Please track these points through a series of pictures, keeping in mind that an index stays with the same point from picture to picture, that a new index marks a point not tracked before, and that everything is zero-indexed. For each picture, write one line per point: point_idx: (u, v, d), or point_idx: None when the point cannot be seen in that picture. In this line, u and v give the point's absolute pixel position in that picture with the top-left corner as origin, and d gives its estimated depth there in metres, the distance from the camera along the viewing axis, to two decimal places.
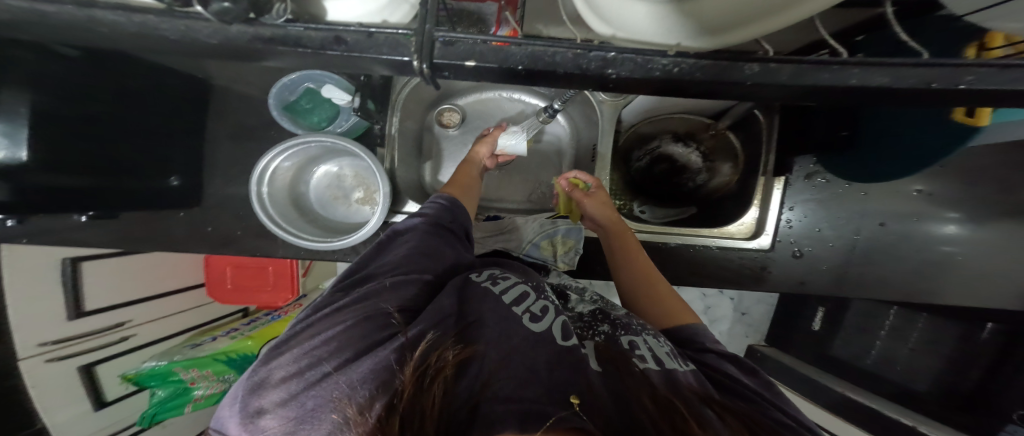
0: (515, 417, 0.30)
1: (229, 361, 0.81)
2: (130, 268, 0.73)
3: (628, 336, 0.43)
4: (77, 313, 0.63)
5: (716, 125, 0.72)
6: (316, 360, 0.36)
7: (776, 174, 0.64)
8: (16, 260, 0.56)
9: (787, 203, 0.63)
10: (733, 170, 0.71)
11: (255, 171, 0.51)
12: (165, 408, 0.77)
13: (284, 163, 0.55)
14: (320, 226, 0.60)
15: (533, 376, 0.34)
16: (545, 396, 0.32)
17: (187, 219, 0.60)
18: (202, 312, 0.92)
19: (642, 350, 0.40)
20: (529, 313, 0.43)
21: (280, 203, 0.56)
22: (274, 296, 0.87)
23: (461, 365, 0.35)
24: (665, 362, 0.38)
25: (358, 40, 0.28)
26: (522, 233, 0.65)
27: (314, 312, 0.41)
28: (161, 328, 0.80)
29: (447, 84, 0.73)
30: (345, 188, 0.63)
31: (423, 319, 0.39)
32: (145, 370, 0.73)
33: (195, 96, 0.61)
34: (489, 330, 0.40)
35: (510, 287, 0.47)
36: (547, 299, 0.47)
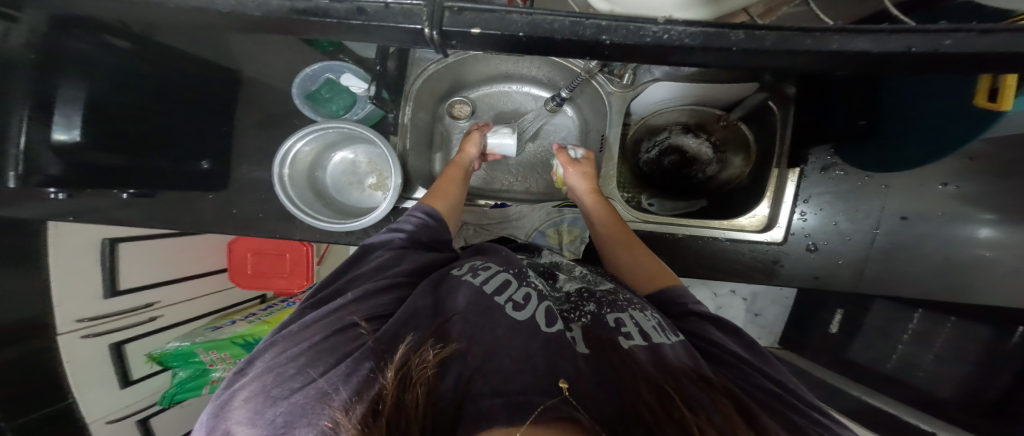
0: (503, 408, 0.29)
1: (246, 345, 0.82)
2: (165, 251, 0.79)
3: (615, 313, 0.44)
4: (112, 292, 0.69)
5: (729, 117, 0.71)
6: (287, 378, 0.34)
7: (791, 166, 0.62)
8: (64, 242, 0.63)
9: (801, 196, 0.62)
10: (744, 162, 0.72)
11: (279, 154, 0.54)
12: (184, 389, 0.79)
13: (305, 148, 0.58)
14: (337, 210, 0.63)
15: (519, 368, 0.34)
16: (533, 387, 0.32)
17: (213, 201, 0.63)
18: (224, 296, 0.95)
19: (628, 327, 0.42)
20: (511, 302, 0.43)
21: (300, 186, 0.59)
22: (290, 282, 0.90)
23: (443, 367, 0.34)
24: (651, 337, 0.40)
25: (377, 10, 0.30)
26: (529, 222, 0.69)
27: (280, 339, 0.40)
28: (187, 310, 0.85)
29: (459, 77, 0.75)
30: (359, 174, 0.66)
31: (394, 322, 0.39)
32: (169, 351, 0.76)
33: (225, 85, 0.65)
34: (467, 326, 0.39)
35: (492, 275, 0.48)
36: (531, 284, 0.48)
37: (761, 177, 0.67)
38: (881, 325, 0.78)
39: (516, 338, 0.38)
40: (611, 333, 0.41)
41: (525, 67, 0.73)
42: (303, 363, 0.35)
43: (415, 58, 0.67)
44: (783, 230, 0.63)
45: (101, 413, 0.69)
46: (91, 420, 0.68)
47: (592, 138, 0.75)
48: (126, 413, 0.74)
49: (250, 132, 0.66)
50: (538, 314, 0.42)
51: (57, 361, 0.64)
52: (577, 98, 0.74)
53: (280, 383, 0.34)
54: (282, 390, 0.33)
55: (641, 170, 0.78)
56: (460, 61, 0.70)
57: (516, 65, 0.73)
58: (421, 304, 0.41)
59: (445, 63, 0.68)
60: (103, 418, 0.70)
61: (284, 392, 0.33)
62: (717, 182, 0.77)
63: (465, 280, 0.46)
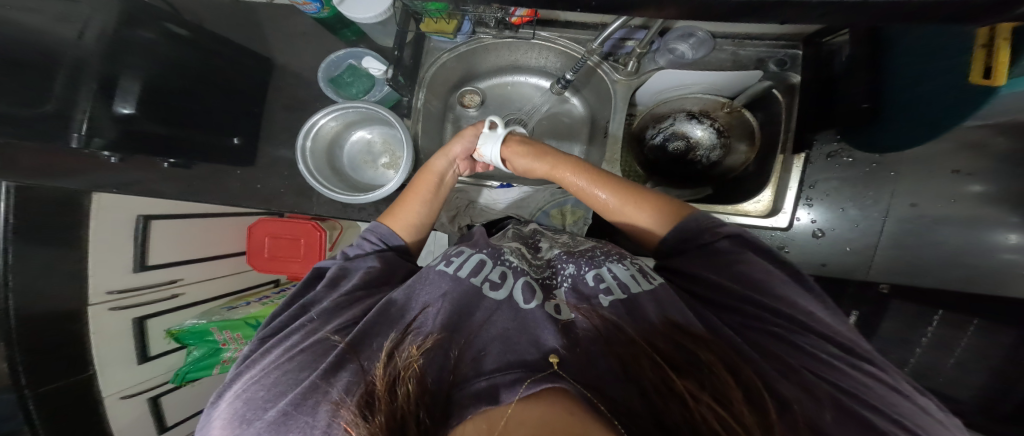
0: (492, 393, 0.32)
1: (258, 326, 0.83)
2: (190, 230, 0.79)
3: (593, 270, 0.49)
4: (141, 266, 0.69)
5: (733, 103, 0.71)
6: (263, 400, 0.37)
7: (795, 152, 0.62)
8: (103, 213, 0.63)
9: (808, 181, 0.64)
10: (749, 148, 0.72)
11: (303, 126, 0.59)
12: (196, 367, 0.80)
13: (329, 122, 0.63)
14: (351, 184, 0.67)
15: (506, 353, 0.38)
16: (518, 363, 0.36)
17: (242, 176, 0.69)
18: (241, 279, 0.95)
19: (608, 281, 0.47)
20: (488, 282, 0.47)
21: (319, 161, 0.63)
22: (303, 267, 0.89)
23: (427, 356, 0.38)
24: (629, 287, 0.45)
25: None
26: (533, 202, 0.74)
27: (244, 374, 0.42)
28: (207, 290, 0.85)
29: (471, 67, 0.78)
30: (374, 154, 0.70)
31: (361, 330, 0.41)
32: (186, 328, 0.76)
33: (260, 71, 0.70)
34: (436, 320, 0.42)
35: (466, 259, 0.50)
36: (506, 262, 0.50)
37: (767, 163, 0.67)
38: (895, 329, 0.66)
39: (495, 318, 0.43)
40: (593, 292, 0.46)
41: (533, 57, 0.76)
42: (279, 382, 0.38)
43: (430, 47, 0.71)
44: (787, 215, 0.64)
45: (117, 388, 0.70)
46: (107, 394, 0.68)
47: (597, 126, 0.77)
48: (140, 389, 0.74)
49: (279, 115, 0.72)
50: (517, 291, 0.46)
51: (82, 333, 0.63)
52: (584, 86, 0.76)
53: (254, 407, 0.37)
54: (257, 412, 0.36)
55: (646, 159, 0.78)
56: (472, 50, 0.72)
57: (524, 55, 0.75)
58: (390, 309, 0.44)
59: (457, 51, 0.71)
60: (118, 393, 0.70)
61: (260, 414, 0.36)
62: (721, 168, 0.76)
63: (437, 270, 0.48)
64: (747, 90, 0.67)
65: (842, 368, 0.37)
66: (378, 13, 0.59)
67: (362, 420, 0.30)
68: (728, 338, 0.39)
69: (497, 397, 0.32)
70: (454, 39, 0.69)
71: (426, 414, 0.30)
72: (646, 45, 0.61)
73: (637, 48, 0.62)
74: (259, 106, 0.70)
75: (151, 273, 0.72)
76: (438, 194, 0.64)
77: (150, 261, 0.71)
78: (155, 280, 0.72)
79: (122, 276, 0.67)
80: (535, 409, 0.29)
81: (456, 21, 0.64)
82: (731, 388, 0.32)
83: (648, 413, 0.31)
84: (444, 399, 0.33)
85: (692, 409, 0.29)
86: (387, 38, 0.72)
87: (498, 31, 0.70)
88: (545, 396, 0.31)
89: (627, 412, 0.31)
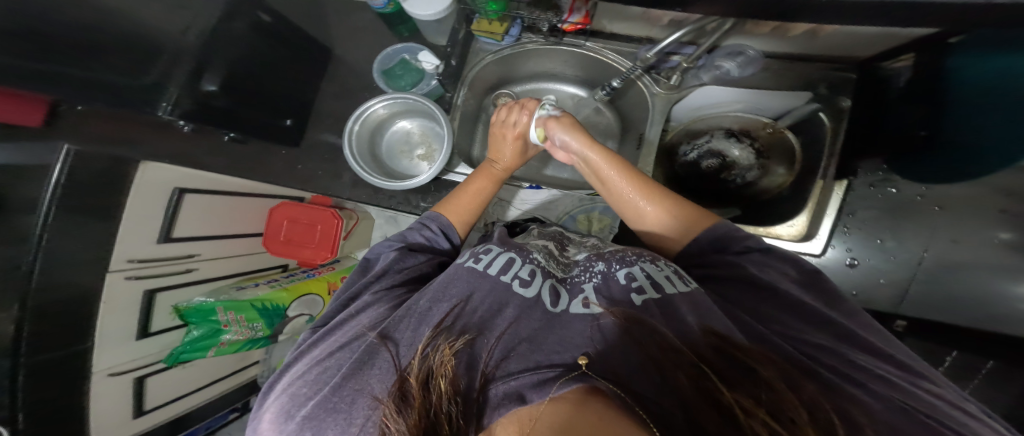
0: (515, 396, 0.33)
1: (263, 310, 0.79)
2: (220, 205, 0.76)
3: (625, 268, 0.48)
4: (167, 238, 0.66)
5: (776, 124, 0.67)
6: (304, 397, 0.37)
7: (837, 179, 0.62)
8: (145, 179, 0.60)
9: (848, 208, 0.63)
10: (787, 172, 0.69)
11: (356, 110, 0.61)
12: (192, 348, 0.74)
13: (380, 109, 0.65)
14: (386, 172, 0.68)
15: (537, 350, 0.38)
16: (548, 362, 0.36)
17: (287, 156, 0.72)
18: (255, 260, 0.92)
19: (640, 281, 0.45)
20: (517, 279, 0.46)
21: (363, 148, 0.65)
22: (315, 253, 0.90)
23: (457, 356, 0.37)
24: (663, 288, 0.44)
25: None
26: (561, 206, 0.75)
27: (294, 366, 0.43)
28: (221, 267, 0.81)
29: (510, 70, 0.79)
30: (411, 144, 0.71)
31: (398, 327, 0.41)
32: (192, 305, 0.72)
33: (317, 58, 0.73)
34: (464, 319, 0.42)
35: (495, 257, 0.50)
36: (534, 260, 0.50)
37: (802, 188, 0.66)
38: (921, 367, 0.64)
39: (524, 316, 0.42)
40: (624, 292, 0.44)
41: (572, 67, 0.78)
42: (318, 376, 0.39)
43: (475, 48, 0.72)
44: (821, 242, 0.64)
45: (107, 364, 0.61)
46: (96, 371, 0.60)
47: (629, 137, 0.78)
48: (130, 367, 0.66)
49: (328, 101, 0.75)
50: (544, 292, 0.45)
51: (93, 302, 0.57)
52: (619, 98, 0.77)
53: (297, 403, 0.37)
54: (298, 408, 0.37)
55: (676, 174, 0.76)
56: (515, 55, 0.74)
57: (563, 63, 0.76)
58: (421, 301, 0.44)
59: (501, 54, 0.72)
60: (107, 371, 0.62)
61: (302, 409, 0.37)
62: (755, 189, 0.73)
63: (465, 266, 0.48)
64: (793, 112, 0.65)
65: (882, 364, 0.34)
66: (437, 12, 0.60)
67: (399, 416, 0.30)
68: (772, 342, 0.37)
69: (524, 397, 0.33)
70: (501, 42, 0.71)
71: (455, 408, 0.31)
72: (693, 60, 0.61)
73: (683, 63, 0.62)
74: (312, 91, 0.73)
75: (173, 245, 0.67)
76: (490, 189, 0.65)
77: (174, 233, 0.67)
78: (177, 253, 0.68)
79: (147, 247, 0.62)
80: (564, 406, 0.30)
81: (507, 24, 0.66)
82: (790, 403, 0.28)
83: (689, 423, 0.29)
84: (474, 399, 0.34)
85: (741, 421, 0.27)
86: (438, 36, 0.74)
87: (546, 38, 0.71)
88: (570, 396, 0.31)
89: (664, 420, 0.30)
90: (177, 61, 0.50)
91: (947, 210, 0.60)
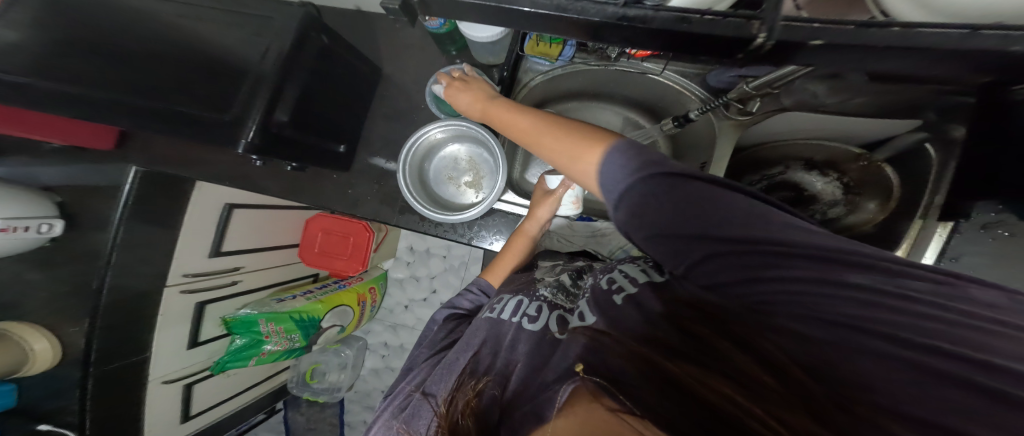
0: (530, 418, 0.32)
1: (299, 322, 0.82)
2: (260, 220, 0.82)
3: (608, 275, 0.47)
4: (217, 252, 0.72)
5: (871, 156, 0.63)
6: None
7: (942, 218, 0.51)
8: (198, 199, 0.67)
9: (949, 253, 0.50)
10: (879, 209, 0.63)
11: (409, 140, 0.60)
12: (237, 358, 0.77)
13: (437, 134, 0.64)
14: (432, 200, 0.67)
15: (545, 371, 0.36)
16: (556, 378, 0.34)
17: (338, 180, 0.71)
18: (290, 270, 0.97)
19: (619, 282, 0.44)
20: (525, 316, 0.47)
21: (412, 176, 0.64)
22: (347, 264, 0.90)
23: (480, 394, 0.38)
24: (638, 279, 0.42)
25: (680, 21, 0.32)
26: (614, 239, 0.70)
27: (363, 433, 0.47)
28: (262, 278, 0.87)
29: (557, 88, 0.76)
30: (458, 170, 0.69)
31: (437, 380, 0.44)
32: (239, 317, 0.76)
33: (371, 79, 0.73)
34: (489, 361, 0.43)
35: (505, 303, 0.51)
36: (541, 297, 0.51)
37: (895, 227, 0.59)
38: None
39: (537, 348, 0.41)
40: (606, 294, 0.43)
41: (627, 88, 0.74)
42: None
43: (525, 67, 0.70)
44: None
45: (162, 372, 0.65)
46: (152, 378, 0.64)
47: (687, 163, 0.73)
48: (182, 375, 0.70)
49: (379, 123, 0.74)
50: (550, 323, 0.45)
51: (152, 313, 0.62)
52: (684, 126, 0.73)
53: None
54: None
55: None
56: (566, 74, 0.70)
57: (619, 83, 0.72)
58: (450, 354, 0.46)
59: (552, 74, 0.69)
60: (162, 378, 0.65)
61: None
62: (839, 224, 0.69)
63: (485, 317, 0.50)
64: (890, 142, 0.60)
65: (937, 320, 0.26)
66: (496, 33, 0.58)
67: None
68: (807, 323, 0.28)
69: (540, 414, 0.31)
70: (552, 62, 0.67)
71: None
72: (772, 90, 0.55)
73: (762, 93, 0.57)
74: (364, 114, 0.72)
75: (222, 258, 0.73)
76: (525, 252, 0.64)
77: (223, 247, 0.73)
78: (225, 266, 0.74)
79: (199, 261, 0.68)
80: (573, 414, 0.27)
81: (562, 45, 0.62)
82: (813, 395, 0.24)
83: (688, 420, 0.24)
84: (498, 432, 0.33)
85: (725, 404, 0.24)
86: (490, 55, 0.71)
87: (599, 59, 0.67)
88: (573, 410, 0.28)
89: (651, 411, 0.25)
90: (257, 82, 0.48)
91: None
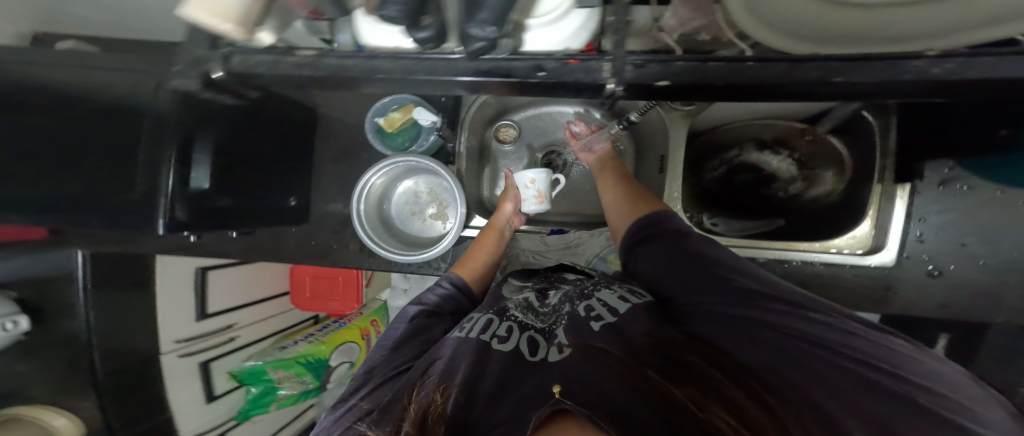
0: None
1: (307, 364, 0.85)
2: (240, 276, 0.81)
3: (585, 302, 0.45)
4: (204, 315, 0.73)
5: (815, 129, 0.63)
6: None
7: (900, 181, 0.53)
8: (167, 270, 0.67)
9: (915, 214, 0.53)
10: (837, 179, 0.62)
11: (357, 190, 0.59)
12: (256, 405, 0.84)
13: (377, 180, 0.62)
14: (402, 241, 0.66)
15: (519, 406, 0.31)
16: (534, 404, 0.30)
17: (299, 233, 0.69)
18: (288, 317, 0.96)
19: (597, 309, 0.43)
20: (495, 337, 0.42)
21: (372, 220, 0.63)
22: (343, 305, 0.88)
23: (446, 412, 0.32)
24: (618, 310, 0.41)
25: (556, 68, 0.33)
26: (588, 248, 0.70)
27: None
28: (259, 330, 0.87)
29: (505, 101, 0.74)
30: (420, 204, 0.68)
31: (393, 402, 0.36)
32: (246, 370, 0.81)
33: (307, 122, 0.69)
34: (456, 375, 0.37)
35: (473, 320, 0.45)
36: (511, 317, 0.45)
37: (858, 195, 0.58)
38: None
39: (510, 371, 0.36)
40: (585, 320, 0.42)
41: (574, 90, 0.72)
42: None
43: None
44: (894, 252, 0.54)
45: (190, 427, 0.72)
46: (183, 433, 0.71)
47: (647, 160, 0.73)
48: (207, 428, 0.76)
49: (327, 166, 0.71)
50: (522, 345, 0.40)
51: (159, 380, 0.66)
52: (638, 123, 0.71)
53: None
54: None
55: (704, 190, 0.72)
56: None
57: None
58: (412, 371, 0.40)
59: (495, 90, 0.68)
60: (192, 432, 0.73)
61: None
62: (801, 202, 0.67)
63: (451, 336, 0.43)
64: (830, 114, 0.58)
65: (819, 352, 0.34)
66: None
67: None
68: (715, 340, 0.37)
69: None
70: None
71: None
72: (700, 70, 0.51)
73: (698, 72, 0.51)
74: (310, 160, 0.69)
75: (212, 319, 0.75)
76: (498, 249, 0.64)
77: (210, 309, 0.74)
78: (216, 326, 0.75)
79: (188, 327, 0.70)
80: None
81: None
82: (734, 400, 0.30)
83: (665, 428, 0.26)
84: None
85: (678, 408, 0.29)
86: None
87: None
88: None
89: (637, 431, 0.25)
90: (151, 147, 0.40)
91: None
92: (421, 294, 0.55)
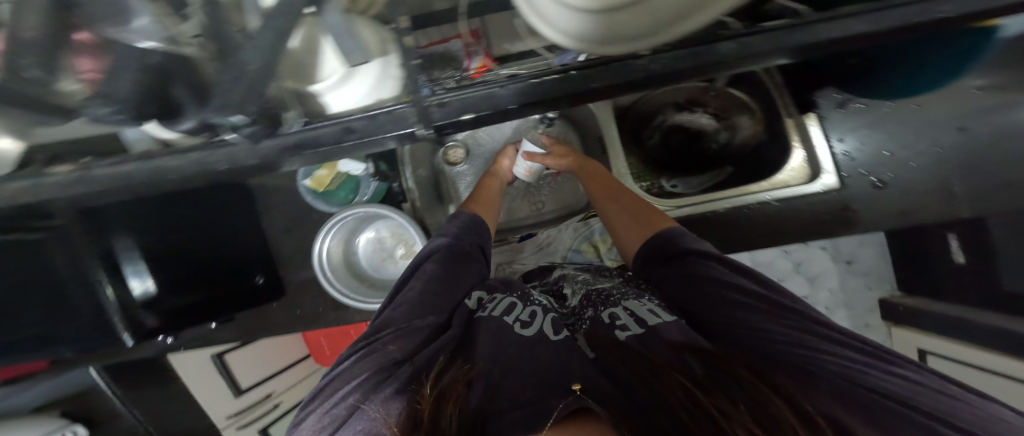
0: (525, 420, 0.29)
1: None
2: (261, 351, 0.90)
3: (609, 308, 0.44)
4: (240, 391, 0.87)
5: (715, 85, 0.64)
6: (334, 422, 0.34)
7: (804, 113, 0.57)
8: (187, 369, 0.80)
9: (832, 136, 0.55)
10: (753, 122, 0.64)
11: (313, 258, 0.61)
12: None
13: (333, 245, 0.64)
14: (377, 287, 0.69)
15: (539, 378, 0.34)
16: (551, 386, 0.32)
17: None
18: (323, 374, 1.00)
19: (622, 319, 0.42)
20: (518, 321, 0.42)
21: (343, 276, 0.65)
22: None
23: (470, 382, 0.35)
24: (648, 321, 0.40)
25: (366, 125, 0.26)
26: (559, 244, 0.72)
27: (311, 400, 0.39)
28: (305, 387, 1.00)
29: None
30: (387, 249, 0.71)
31: (427, 353, 0.39)
32: None
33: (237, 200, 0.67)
34: (480, 351, 0.39)
35: (497, 302, 0.46)
36: (536, 302, 0.46)
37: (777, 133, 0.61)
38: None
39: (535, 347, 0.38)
40: (608, 329, 0.41)
41: None
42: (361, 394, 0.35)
43: None
44: (831, 174, 0.55)
45: None
46: None
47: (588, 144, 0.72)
48: None
49: None
50: (546, 326, 0.41)
51: None
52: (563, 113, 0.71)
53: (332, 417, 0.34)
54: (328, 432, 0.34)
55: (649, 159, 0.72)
56: None
57: None
58: (445, 332, 0.42)
59: None
60: None
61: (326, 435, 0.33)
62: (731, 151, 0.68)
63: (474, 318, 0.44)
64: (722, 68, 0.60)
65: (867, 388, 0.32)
66: None
67: None
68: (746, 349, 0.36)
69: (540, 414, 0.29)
70: None
71: None
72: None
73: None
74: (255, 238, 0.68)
75: (251, 391, 0.89)
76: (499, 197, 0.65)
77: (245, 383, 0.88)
78: (255, 396, 0.90)
79: (230, 403, 0.86)
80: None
81: None
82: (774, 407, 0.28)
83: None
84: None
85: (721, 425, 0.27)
86: None
87: None
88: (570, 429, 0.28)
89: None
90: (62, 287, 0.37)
91: (929, 106, 0.53)
92: (439, 231, 0.55)
